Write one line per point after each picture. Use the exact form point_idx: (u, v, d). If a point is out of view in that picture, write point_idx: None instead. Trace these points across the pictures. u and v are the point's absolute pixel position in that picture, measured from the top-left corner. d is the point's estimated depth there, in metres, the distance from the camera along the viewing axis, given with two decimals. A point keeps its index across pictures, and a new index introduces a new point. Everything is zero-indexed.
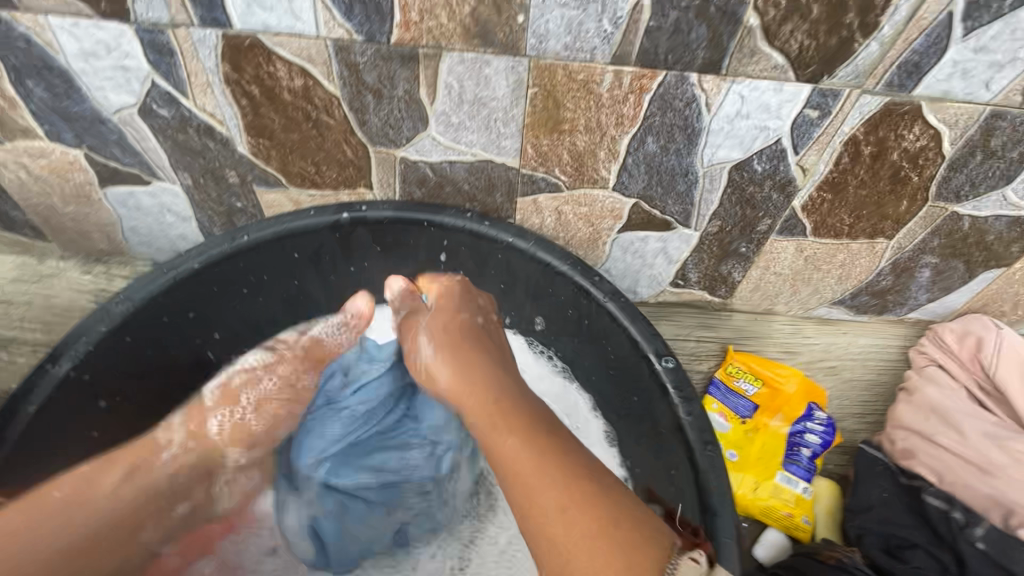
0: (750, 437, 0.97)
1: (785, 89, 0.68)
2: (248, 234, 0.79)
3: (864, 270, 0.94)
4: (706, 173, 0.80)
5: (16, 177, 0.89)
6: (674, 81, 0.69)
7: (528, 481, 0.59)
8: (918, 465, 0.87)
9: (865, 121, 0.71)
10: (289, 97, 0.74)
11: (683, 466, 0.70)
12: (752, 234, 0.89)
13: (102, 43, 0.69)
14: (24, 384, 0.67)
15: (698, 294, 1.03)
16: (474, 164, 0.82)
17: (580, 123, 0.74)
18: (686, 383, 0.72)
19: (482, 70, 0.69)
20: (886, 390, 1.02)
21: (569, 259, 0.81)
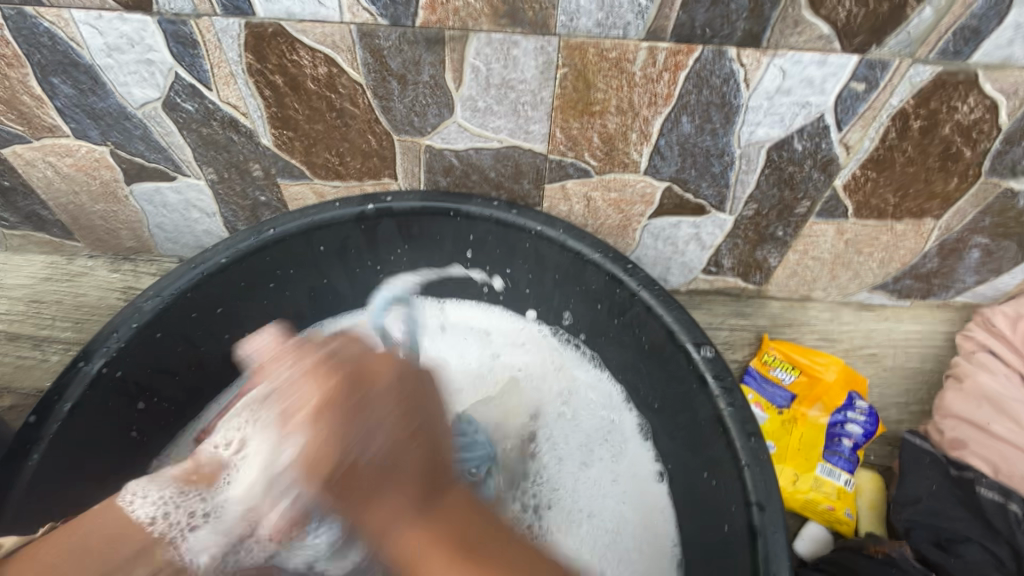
0: (787, 428, 0.94)
1: (830, 61, 0.65)
2: (275, 228, 0.78)
3: (909, 252, 0.90)
4: (743, 154, 0.76)
5: (44, 177, 0.89)
6: (711, 57, 0.65)
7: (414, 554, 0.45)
8: (969, 456, 0.83)
9: (916, 93, 0.67)
10: (313, 86, 0.73)
11: (724, 460, 0.66)
12: (790, 217, 0.85)
13: (126, 36, 0.68)
14: (58, 382, 0.66)
15: (731, 281, 1.00)
16: (501, 151, 0.80)
17: (611, 105, 0.72)
18: (726, 373, 0.69)
19: (511, 52, 0.67)
20: (931, 377, 0.97)
21: (600, 246, 0.78)
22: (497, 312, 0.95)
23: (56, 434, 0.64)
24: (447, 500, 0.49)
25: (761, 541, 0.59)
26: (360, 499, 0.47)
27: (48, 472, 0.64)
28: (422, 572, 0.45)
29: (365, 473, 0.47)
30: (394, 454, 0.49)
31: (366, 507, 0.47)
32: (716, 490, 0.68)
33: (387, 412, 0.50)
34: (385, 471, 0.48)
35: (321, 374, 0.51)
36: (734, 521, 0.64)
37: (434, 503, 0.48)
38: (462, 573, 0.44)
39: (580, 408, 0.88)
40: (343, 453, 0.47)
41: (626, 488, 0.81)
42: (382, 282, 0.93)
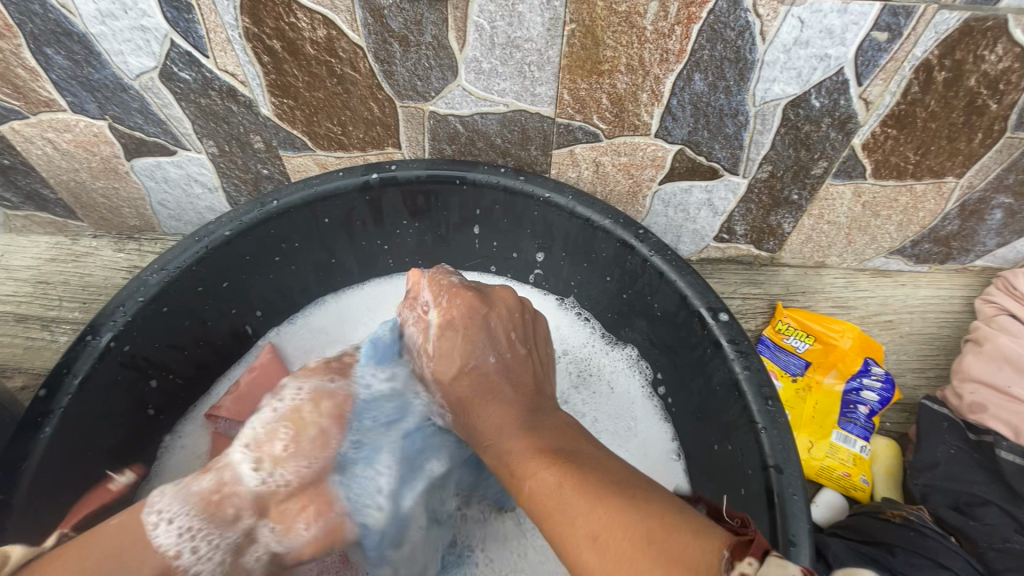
0: (802, 397, 0.92)
1: (851, 9, 0.62)
2: (278, 199, 0.77)
3: (928, 214, 0.87)
4: (758, 113, 0.74)
5: (44, 154, 0.88)
6: (725, 8, 0.62)
7: (519, 459, 0.55)
8: (989, 419, 0.81)
9: (942, 41, 0.64)
10: (312, 51, 0.70)
11: (740, 425, 0.65)
12: (806, 178, 0.83)
13: (118, 2, 0.66)
14: (67, 356, 0.66)
15: (743, 248, 0.97)
16: (508, 115, 0.77)
17: (621, 63, 0.69)
18: (742, 336, 0.67)
19: (516, 7, 0.64)
20: (949, 342, 0.96)
21: (610, 212, 0.76)
22: (500, 282, 0.94)
23: (67, 408, 0.64)
24: (552, 415, 0.61)
25: (779, 503, 0.58)
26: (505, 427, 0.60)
27: (60, 447, 0.64)
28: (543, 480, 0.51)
29: (489, 374, 0.64)
30: (509, 367, 0.65)
31: (476, 410, 0.62)
32: (732, 455, 0.67)
33: (504, 400, 0.61)
34: (505, 375, 0.64)
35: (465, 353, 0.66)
36: (751, 484, 0.63)
37: (541, 414, 0.60)
38: (575, 485, 0.49)
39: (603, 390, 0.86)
40: (467, 358, 0.65)
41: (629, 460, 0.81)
42: (388, 256, 0.92)
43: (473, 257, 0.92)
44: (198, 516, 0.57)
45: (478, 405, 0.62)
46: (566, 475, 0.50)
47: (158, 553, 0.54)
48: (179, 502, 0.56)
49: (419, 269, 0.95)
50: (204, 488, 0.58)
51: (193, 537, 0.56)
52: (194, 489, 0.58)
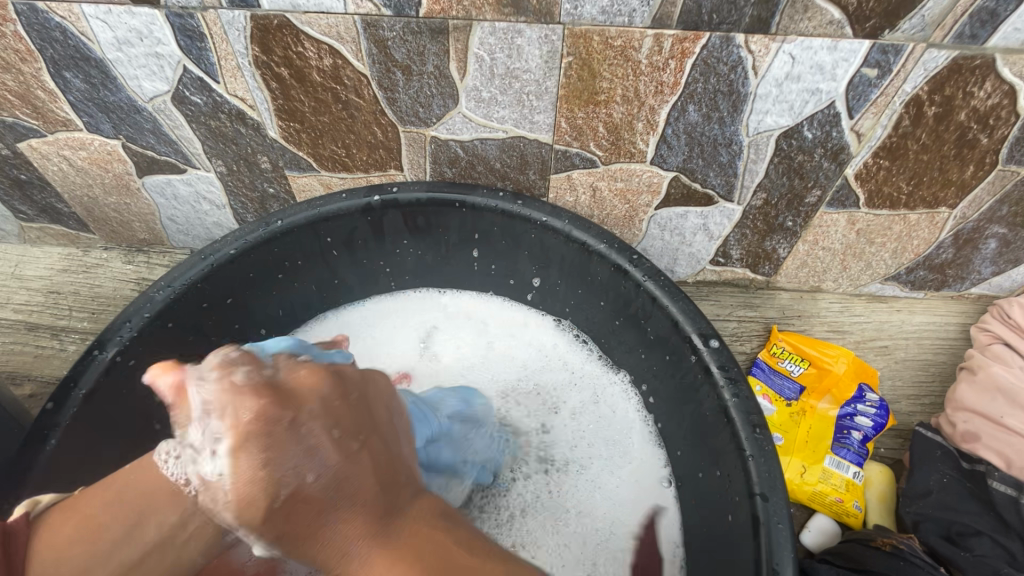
0: (796, 420, 0.92)
1: (841, 47, 0.63)
2: (282, 219, 0.79)
3: (922, 242, 0.88)
4: (751, 143, 0.75)
5: (59, 170, 0.91)
6: (718, 44, 0.64)
7: None
8: (982, 448, 0.81)
9: (931, 78, 0.65)
10: (318, 78, 0.73)
11: (729, 451, 0.66)
12: (800, 207, 0.84)
13: (135, 30, 0.69)
14: (75, 369, 0.68)
15: (739, 272, 0.99)
16: (507, 141, 0.79)
17: (617, 94, 0.71)
18: (731, 364, 0.68)
19: (515, 41, 0.66)
20: (944, 369, 0.96)
21: (605, 237, 0.78)
22: (499, 301, 0.96)
23: (73, 420, 0.66)
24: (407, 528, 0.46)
25: (763, 532, 0.59)
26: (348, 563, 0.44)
27: (65, 458, 0.66)
28: (327, 528, 0.44)
29: (309, 497, 0.44)
30: (341, 478, 0.45)
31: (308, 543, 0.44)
32: (720, 482, 0.68)
33: (325, 431, 0.46)
34: (415, 417, 0.57)
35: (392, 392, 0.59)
36: (738, 512, 0.64)
37: (390, 530, 0.45)
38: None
39: (592, 423, 0.86)
40: (275, 483, 0.43)
41: (611, 492, 0.81)
42: (388, 274, 0.94)
43: (472, 277, 0.94)
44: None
45: (309, 535, 0.44)
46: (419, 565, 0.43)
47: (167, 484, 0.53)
48: (184, 447, 0.54)
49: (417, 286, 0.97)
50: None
51: (198, 473, 0.53)
52: (194, 436, 0.57)
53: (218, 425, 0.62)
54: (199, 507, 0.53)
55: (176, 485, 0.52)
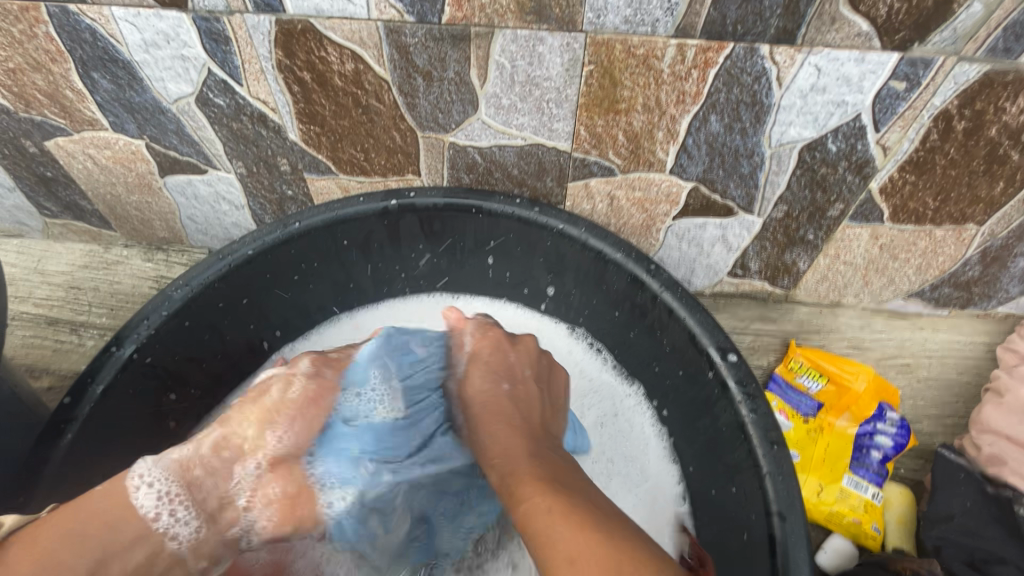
0: (813, 438, 0.91)
1: (869, 59, 0.62)
2: (300, 221, 0.79)
3: (947, 259, 0.86)
4: (774, 154, 0.74)
5: (84, 168, 0.92)
6: (742, 54, 0.64)
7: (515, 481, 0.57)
8: (1009, 474, 0.79)
9: (961, 92, 0.64)
10: (339, 82, 0.73)
11: (745, 468, 0.65)
12: (822, 220, 0.83)
13: (162, 33, 0.70)
14: (92, 365, 0.69)
15: (757, 284, 0.97)
16: (525, 148, 0.79)
17: (638, 103, 0.70)
18: (749, 379, 0.67)
19: (536, 48, 0.66)
20: (969, 390, 0.94)
21: (622, 246, 0.77)
22: (513, 308, 0.95)
23: (88, 416, 0.67)
24: (528, 489, 0.55)
25: (780, 553, 0.57)
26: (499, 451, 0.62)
27: (79, 453, 0.66)
28: (529, 500, 0.54)
29: (501, 411, 0.67)
30: (515, 401, 0.69)
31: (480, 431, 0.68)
32: (735, 499, 0.67)
33: (525, 373, 0.72)
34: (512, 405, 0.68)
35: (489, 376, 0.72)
36: (754, 531, 0.63)
37: (557, 486, 0.55)
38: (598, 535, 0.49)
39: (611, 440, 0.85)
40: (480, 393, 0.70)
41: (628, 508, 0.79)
42: (402, 279, 0.94)
43: (486, 283, 0.94)
44: (178, 482, 0.56)
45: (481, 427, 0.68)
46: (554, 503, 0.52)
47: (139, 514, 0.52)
48: (161, 471, 0.56)
49: (431, 291, 0.97)
50: (183, 456, 0.58)
51: (172, 503, 0.54)
52: (172, 458, 0.57)
53: (197, 449, 0.59)
54: (165, 548, 0.53)
55: (146, 522, 0.52)
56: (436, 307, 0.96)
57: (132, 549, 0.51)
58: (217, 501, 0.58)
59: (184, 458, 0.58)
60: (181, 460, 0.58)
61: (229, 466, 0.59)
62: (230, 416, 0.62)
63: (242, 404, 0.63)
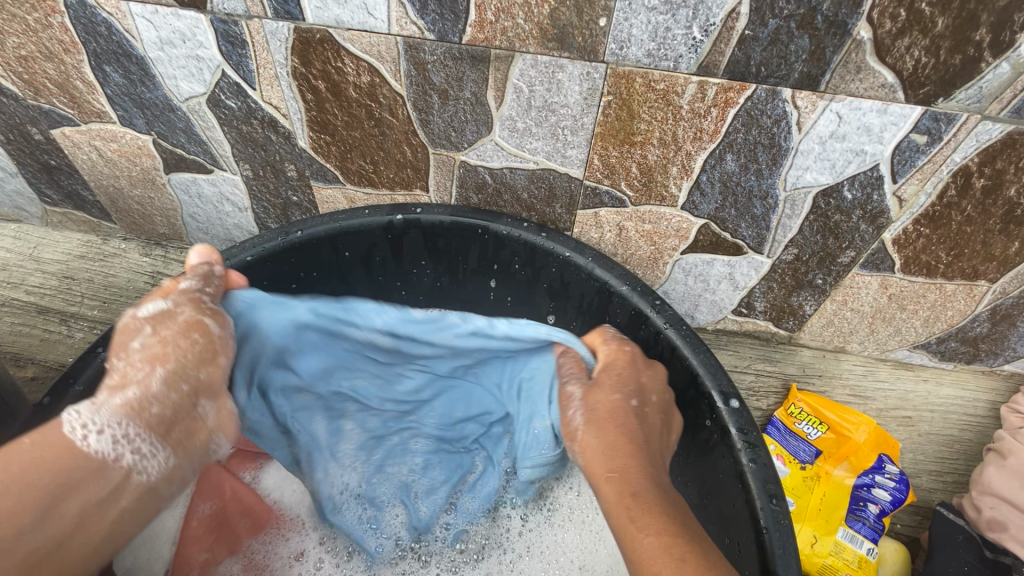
0: (810, 486, 0.88)
1: (891, 110, 0.61)
2: (302, 230, 0.78)
3: (957, 313, 0.84)
4: (788, 198, 0.73)
5: (89, 159, 0.91)
6: (764, 96, 0.63)
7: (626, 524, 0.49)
8: (1008, 540, 0.76)
9: (983, 150, 0.63)
10: (354, 94, 0.72)
11: (741, 519, 0.62)
12: (832, 265, 0.81)
13: (178, 32, 0.69)
14: (76, 365, 0.66)
15: (761, 324, 0.95)
16: (536, 172, 0.78)
17: (654, 136, 0.70)
18: (750, 427, 0.65)
19: (556, 75, 0.65)
20: (970, 448, 0.92)
21: (628, 279, 0.76)
22: None
23: None
24: (648, 539, 0.47)
25: None
26: (609, 463, 0.53)
27: None
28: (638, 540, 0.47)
29: (611, 413, 0.57)
30: (614, 416, 0.57)
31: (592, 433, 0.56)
32: (729, 550, 0.65)
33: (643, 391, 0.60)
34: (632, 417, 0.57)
35: (610, 385, 0.59)
36: None
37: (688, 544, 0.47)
38: (679, 554, 0.46)
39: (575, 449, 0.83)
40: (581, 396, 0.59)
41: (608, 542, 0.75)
42: (401, 293, 0.92)
43: (486, 304, 0.92)
44: (134, 425, 0.47)
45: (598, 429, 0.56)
46: (690, 555, 0.45)
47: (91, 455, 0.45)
48: (103, 416, 0.46)
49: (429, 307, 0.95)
50: (131, 397, 0.48)
51: (132, 443, 0.47)
52: (116, 402, 0.47)
53: (142, 387, 0.48)
54: (133, 482, 0.47)
55: (103, 461, 0.45)
56: None
57: (93, 483, 0.45)
58: (184, 427, 0.50)
59: (132, 398, 0.48)
60: (130, 401, 0.48)
61: (191, 398, 0.51)
62: (161, 351, 0.50)
63: (157, 343, 0.50)
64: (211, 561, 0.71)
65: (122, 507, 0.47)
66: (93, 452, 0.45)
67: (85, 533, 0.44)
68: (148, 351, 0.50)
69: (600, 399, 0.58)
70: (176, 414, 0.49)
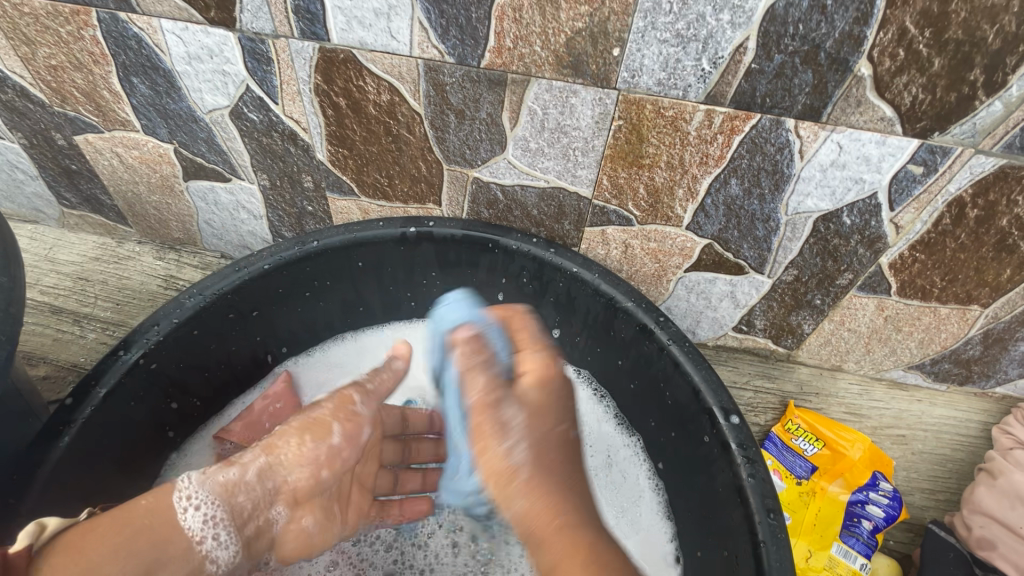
0: (805, 501, 0.90)
1: (889, 142, 0.64)
2: (318, 240, 0.80)
3: (950, 336, 0.87)
4: (789, 222, 0.76)
5: (109, 165, 0.93)
6: (768, 125, 0.66)
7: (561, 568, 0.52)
8: (997, 558, 0.79)
9: (976, 182, 0.66)
10: (373, 111, 0.75)
11: (740, 532, 0.65)
12: (830, 286, 0.84)
13: (206, 48, 0.72)
14: (97, 368, 0.68)
15: (761, 341, 0.98)
16: (547, 191, 0.81)
17: (662, 160, 0.72)
18: (750, 443, 0.67)
19: (570, 100, 0.68)
20: (962, 467, 0.94)
21: (634, 295, 0.78)
22: None
23: (87, 419, 0.66)
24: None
25: None
26: (547, 512, 0.54)
27: (76, 455, 0.66)
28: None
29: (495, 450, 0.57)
30: (539, 449, 0.57)
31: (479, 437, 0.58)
32: (728, 562, 0.67)
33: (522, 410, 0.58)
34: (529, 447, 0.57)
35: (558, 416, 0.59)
36: None
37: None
38: None
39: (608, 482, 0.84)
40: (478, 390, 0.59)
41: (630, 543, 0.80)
42: (412, 302, 0.94)
43: None
44: (223, 508, 0.64)
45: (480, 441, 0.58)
46: None
47: (186, 534, 0.61)
48: (205, 493, 0.63)
49: None
50: (229, 478, 0.65)
51: (216, 527, 0.63)
52: (219, 479, 0.65)
53: (242, 472, 0.66)
54: (205, 569, 0.62)
55: (192, 541, 0.61)
56: None
57: (177, 561, 0.59)
58: (255, 526, 0.67)
59: (230, 480, 0.65)
60: (228, 481, 0.65)
61: (271, 503, 0.68)
62: (274, 444, 0.69)
63: (275, 436, 0.70)
64: None
65: None
66: (188, 526, 0.61)
67: None
68: (267, 441, 0.69)
69: (545, 430, 0.58)
70: (255, 510, 0.67)
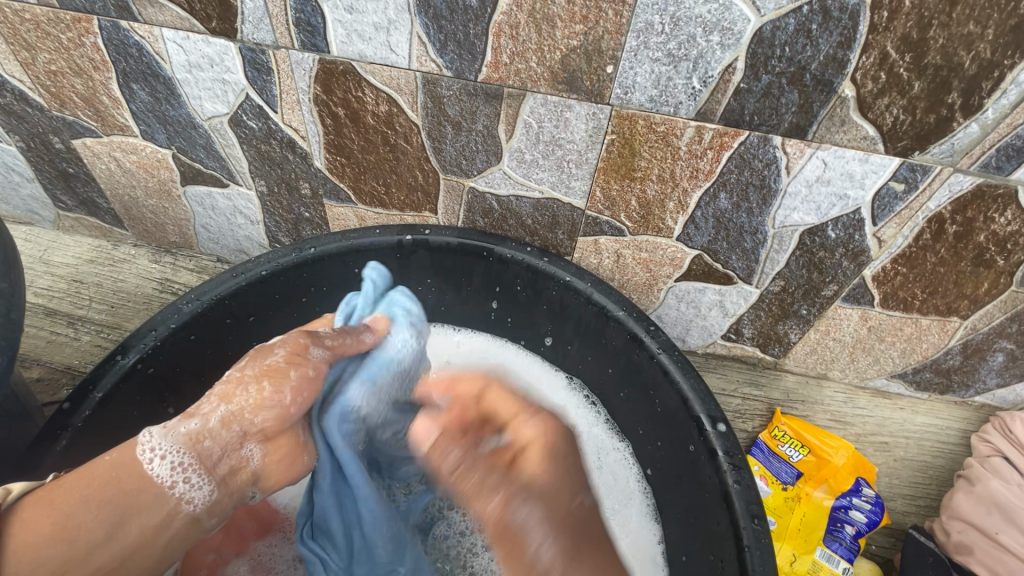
0: (791, 506, 0.93)
1: (872, 160, 0.66)
2: (315, 247, 0.81)
3: (931, 346, 0.90)
4: (776, 234, 0.78)
5: (107, 169, 0.94)
6: (756, 142, 0.68)
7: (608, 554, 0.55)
8: (974, 563, 0.81)
9: (955, 199, 0.68)
10: (372, 121, 0.76)
11: (725, 536, 0.67)
12: (816, 297, 0.86)
13: (207, 57, 0.73)
14: (96, 372, 0.69)
15: (749, 349, 1.00)
16: (541, 201, 0.82)
17: (653, 173, 0.74)
18: (736, 450, 0.69)
19: (564, 114, 0.70)
20: (942, 474, 0.97)
21: (625, 304, 0.80)
22: (512, 347, 0.97)
23: (84, 423, 0.67)
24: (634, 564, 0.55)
25: None
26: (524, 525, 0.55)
27: (74, 458, 0.66)
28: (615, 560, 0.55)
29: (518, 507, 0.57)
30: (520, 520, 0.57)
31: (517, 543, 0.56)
32: (713, 565, 0.69)
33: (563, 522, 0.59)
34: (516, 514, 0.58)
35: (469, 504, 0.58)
36: None
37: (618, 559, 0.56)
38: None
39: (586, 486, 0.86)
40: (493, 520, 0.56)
41: (617, 544, 0.82)
42: None
43: (488, 322, 0.96)
44: (189, 453, 0.54)
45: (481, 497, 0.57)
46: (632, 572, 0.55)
47: (154, 481, 0.53)
48: (168, 443, 0.54)
49: (433, 322, 0.99)
50: (192, 429, 0.56)
51: (186, 472, 0.54)
52: (181, 431, 0.55)
53: (204, 422, 0.56)
54: (183, 511, 0.54)
55: (162, 487, 0.53)
56: (436, 337, 0.98)
57: (149, 512, 0.52)
58: (228, 465, 0.56)
59: (193, 430, 0.56)
60: (191, 433, 0.55)
61: (241, 441, 0.56)
62: (231, 390, 0.57)
63: (233, 381, 0.58)
64: (218, 563, 0.73)
65: (172, 533, 0.54)
66: (155, 475, 0.53)
67: (137, 558, 0.51)
68: (224, 387, 0.58)
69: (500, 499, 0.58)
70: (225, 451, 0.56)
